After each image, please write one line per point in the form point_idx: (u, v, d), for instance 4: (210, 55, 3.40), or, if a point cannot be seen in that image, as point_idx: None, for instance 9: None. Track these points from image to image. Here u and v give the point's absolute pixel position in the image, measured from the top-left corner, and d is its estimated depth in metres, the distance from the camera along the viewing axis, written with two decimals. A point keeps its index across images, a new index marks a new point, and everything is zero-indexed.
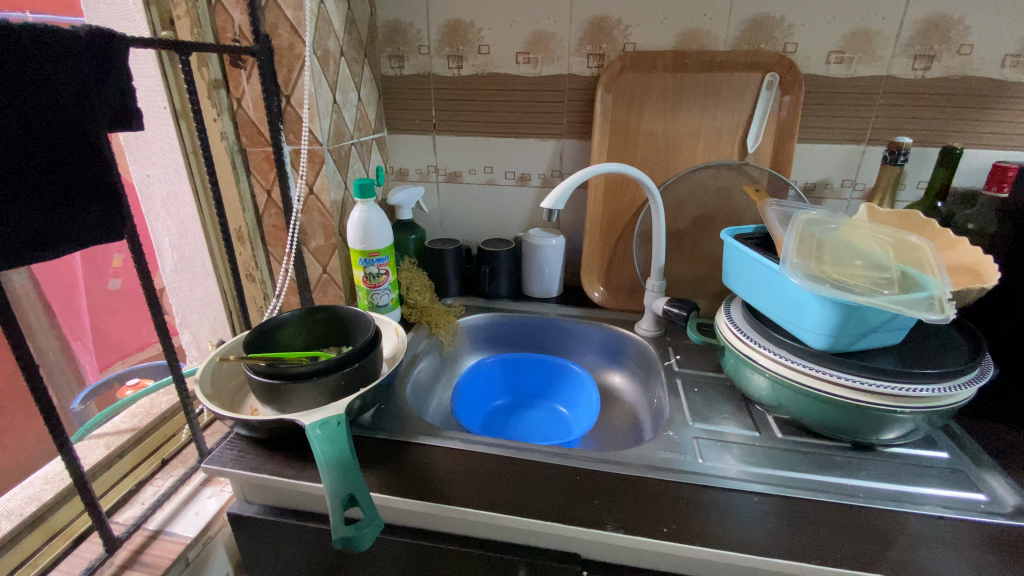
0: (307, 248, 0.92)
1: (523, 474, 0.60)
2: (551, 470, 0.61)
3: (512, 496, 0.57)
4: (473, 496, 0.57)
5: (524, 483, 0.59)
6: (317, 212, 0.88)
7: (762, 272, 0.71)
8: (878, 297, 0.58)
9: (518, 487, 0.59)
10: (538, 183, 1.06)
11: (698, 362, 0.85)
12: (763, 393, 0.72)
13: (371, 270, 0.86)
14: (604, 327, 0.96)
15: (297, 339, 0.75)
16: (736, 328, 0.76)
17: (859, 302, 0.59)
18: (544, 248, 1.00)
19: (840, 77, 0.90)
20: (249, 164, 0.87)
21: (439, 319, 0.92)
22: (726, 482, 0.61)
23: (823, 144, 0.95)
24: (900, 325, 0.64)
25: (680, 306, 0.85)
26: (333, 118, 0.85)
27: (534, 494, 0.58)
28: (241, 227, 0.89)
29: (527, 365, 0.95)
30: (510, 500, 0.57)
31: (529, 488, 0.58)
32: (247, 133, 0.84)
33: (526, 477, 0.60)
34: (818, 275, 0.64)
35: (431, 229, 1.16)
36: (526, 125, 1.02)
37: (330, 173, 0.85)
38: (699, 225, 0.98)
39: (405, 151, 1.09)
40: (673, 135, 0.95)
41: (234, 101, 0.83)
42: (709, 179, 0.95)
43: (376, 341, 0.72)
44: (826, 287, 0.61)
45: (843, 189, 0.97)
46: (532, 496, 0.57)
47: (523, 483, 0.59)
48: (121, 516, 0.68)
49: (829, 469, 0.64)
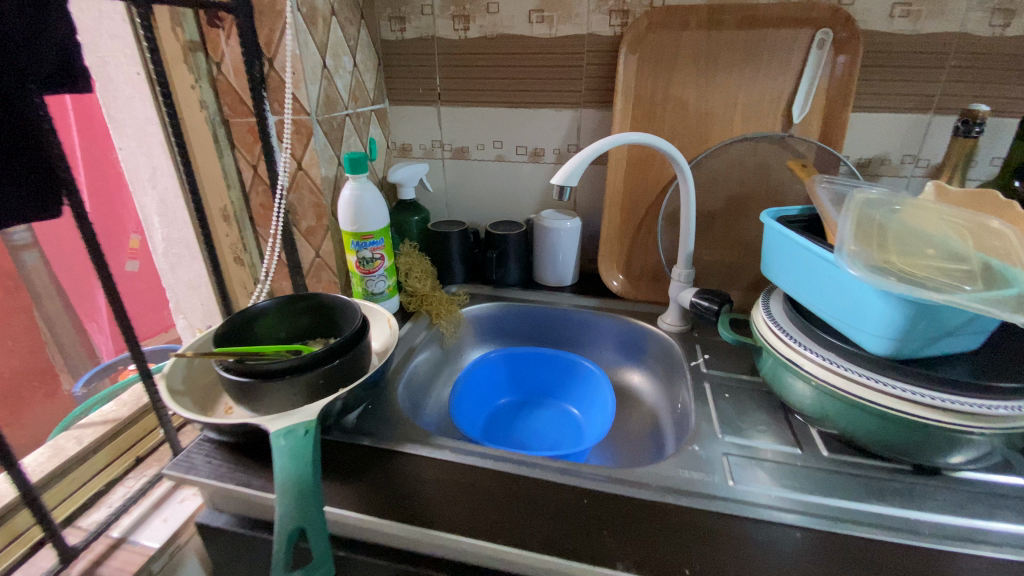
0: (297, 229, 0.83)
1: (522, 493, 0.52)
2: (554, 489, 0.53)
3: (506, 521, 0.49)
4: (459, 518, 0.50)
5: (520, 506, 0.51)
6: (306, 190, 0.79)
7: (810, 260, 0.61)
8: (959, 295, 0.47)
9: (513, 511, 0.50)
10: (552, 159, 0.96)
11: (731, 362, 0.75)
12: (806, 404, 0.62)
13: (365, 254, 0.78)
14: (621, 319, 0.87)
15: (275, 334, 0.68)
16: (778, 327, 0.66)
17: (933, 301, 0.48)
18: (558, 231, 0.90)
19: (905, 34, 0.77)
20: (233, 137, 0.79)
21: (440, 308, 0.85)
22: (763, 511, 0.51)
23: (881, 113, 0.82)
24: (979, 329, 0.53)
25: (710, 299, 0.75)
26: (322, 86, 0.76)
27: (529, 520, 0.49)
28: (226, 206, 0.82)
29: (536, 360, 0.86)
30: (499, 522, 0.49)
31: (526, 512, 0.50)
32: (229, 102, 0.76)
33: (525, 497, 0.52)
34: (882, 264, 0.53)
35: (437, 210, 1.07)
36: (538, 94, 0.92)
37: (319, 147, 0.77)
38: (734, 207, 0.86)
39: (408, 124, 1.00)
40: (707, 103, 0.83)
41: (214, 66, 0.75)
42: (747, 154, 0.84)
43: (363, 334, 0.65)
44: (893, 281, 0.50)
45: (904, 166, 0.84)
46: (529, 522, 0.49)
47: (520, 506, 0.51)
48: (86, 520, 0.63)
49: (886, 498, 0.53)
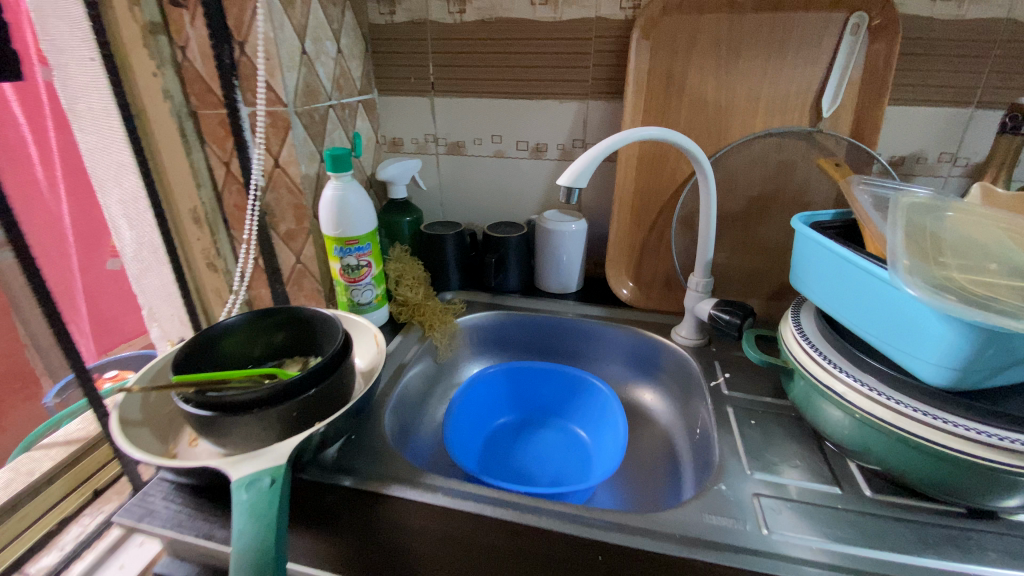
0: (275, 233, 0.76)
1: (524, 547, 0.45)
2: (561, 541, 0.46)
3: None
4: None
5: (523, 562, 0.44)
6: (285, 190, 0.72)
7: (854, 274, 0.53)
8: None
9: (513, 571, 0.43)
10: (555, 155, 0.88)
11: (754, 382, 0.68)
12: (846, 436, 0.55)
13: (350, 261, 0.70)
14: (631, 331, 0.80)
15: (247, 352, 0.60)
16: (812, 347, 0.59)
17: (1011, 330, 0.41)
18: (562, 234, 0.83)
19: (948, 18, 0.69)
20: (202, 130, 0.71)
21: (434, 319, 0.77)
22: (805, 569, 0.44)
23: (918, 107, 0.74)
24: None
25: (731, 312, 0.68)
26: (301, 74, 0.68)
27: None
28: (196, 207, 0.74)
29: (539, 376, 0.79)
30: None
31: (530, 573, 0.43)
32: (196, 91, 0.68)
33: (528, 553, 0.45)
34: (944, 283, 0.46)
35: (431, 210, 1.00)
36: (541, 84, 0.84)
37: (298, 142, 0.69)
38: (754, 209, 0.79)
39: (399, 116, 0.92)
40: (727, 94, 0.75)
41: (179, 50, 0.67)
42: (770, 151, 0.76)
43: (345, 354, 0.58)
44: (961, 306, 0.42)
45: (940, 164, 0.77)
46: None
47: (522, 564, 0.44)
48: (35, 566, 0.58)
49: (943, 549, 0.46)
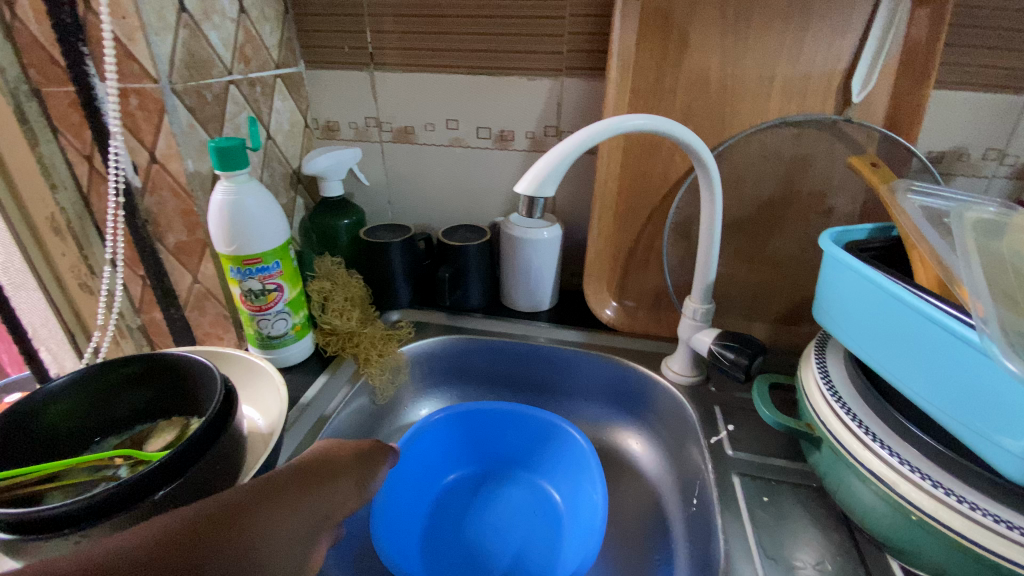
0: (163, 246, 0.59)
1: (314, 468, 0.38)
2: (344, 486, 0.39)
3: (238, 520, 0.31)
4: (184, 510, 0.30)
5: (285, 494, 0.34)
6: (168, 192, 0.56)
7: (921, 328, 0.38)
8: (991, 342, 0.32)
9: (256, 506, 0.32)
10: (523, 145, 0.73)
11: (761, 436, 0.55)
12: (885, 533, 0.41)
13: (252, 285, 0.54)
14: (613, 362, 0.66)
15: (95, 420, 0.47)
16: (844, 408, 0.44)
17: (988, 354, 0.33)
18: (530, 242, 0.68)
19: None
20: (51, 114, 0.55)
21: (371, 350, 0.63)
22: None
23: (966, 91, 0.60)
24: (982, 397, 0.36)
25: (738, 349, 0.54)
26: (179, 39, 0.51)
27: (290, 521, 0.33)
28: (55, 214, 0.59)
29: (499, 422, 0.65)
30: (210, 517, 0.29)
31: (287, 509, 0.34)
32: (35, 62, 0.52)
33: (316, 484, 0.37)
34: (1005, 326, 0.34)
35: (377, 209, 0.83)
36: (503, 55, 0.68)
37: (179, 129, 0.53)
38: (762, 215, 0.65)
39: (332, 95, 0.75)
40: (735, 72, 0.60)
41: (4, 5, 0.50)
42: (785, 144, 0.62)
43: (228, 420, 0.43)
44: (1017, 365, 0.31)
45: (984, 163, 0.63)
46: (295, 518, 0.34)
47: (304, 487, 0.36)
48: None
49: None
